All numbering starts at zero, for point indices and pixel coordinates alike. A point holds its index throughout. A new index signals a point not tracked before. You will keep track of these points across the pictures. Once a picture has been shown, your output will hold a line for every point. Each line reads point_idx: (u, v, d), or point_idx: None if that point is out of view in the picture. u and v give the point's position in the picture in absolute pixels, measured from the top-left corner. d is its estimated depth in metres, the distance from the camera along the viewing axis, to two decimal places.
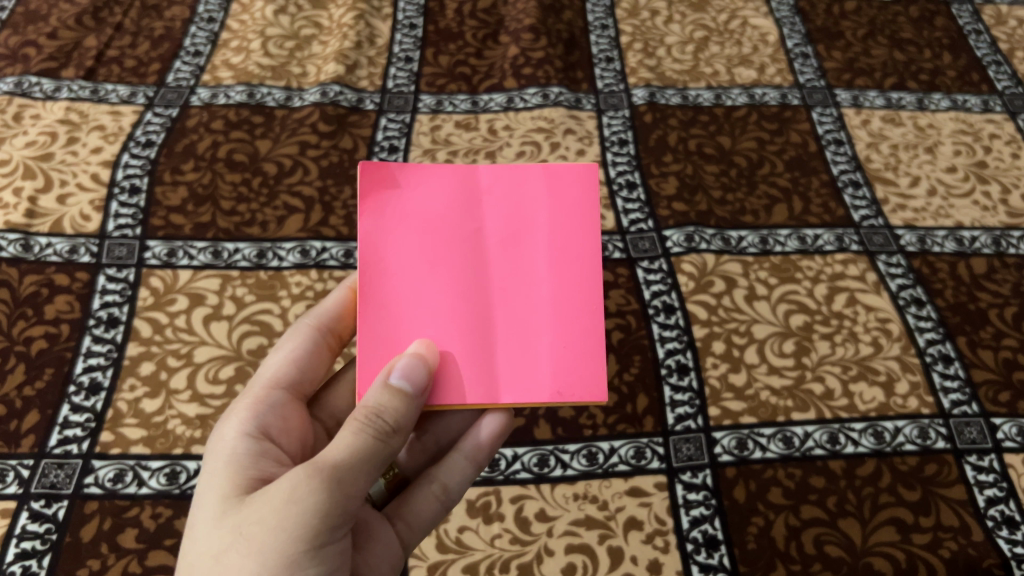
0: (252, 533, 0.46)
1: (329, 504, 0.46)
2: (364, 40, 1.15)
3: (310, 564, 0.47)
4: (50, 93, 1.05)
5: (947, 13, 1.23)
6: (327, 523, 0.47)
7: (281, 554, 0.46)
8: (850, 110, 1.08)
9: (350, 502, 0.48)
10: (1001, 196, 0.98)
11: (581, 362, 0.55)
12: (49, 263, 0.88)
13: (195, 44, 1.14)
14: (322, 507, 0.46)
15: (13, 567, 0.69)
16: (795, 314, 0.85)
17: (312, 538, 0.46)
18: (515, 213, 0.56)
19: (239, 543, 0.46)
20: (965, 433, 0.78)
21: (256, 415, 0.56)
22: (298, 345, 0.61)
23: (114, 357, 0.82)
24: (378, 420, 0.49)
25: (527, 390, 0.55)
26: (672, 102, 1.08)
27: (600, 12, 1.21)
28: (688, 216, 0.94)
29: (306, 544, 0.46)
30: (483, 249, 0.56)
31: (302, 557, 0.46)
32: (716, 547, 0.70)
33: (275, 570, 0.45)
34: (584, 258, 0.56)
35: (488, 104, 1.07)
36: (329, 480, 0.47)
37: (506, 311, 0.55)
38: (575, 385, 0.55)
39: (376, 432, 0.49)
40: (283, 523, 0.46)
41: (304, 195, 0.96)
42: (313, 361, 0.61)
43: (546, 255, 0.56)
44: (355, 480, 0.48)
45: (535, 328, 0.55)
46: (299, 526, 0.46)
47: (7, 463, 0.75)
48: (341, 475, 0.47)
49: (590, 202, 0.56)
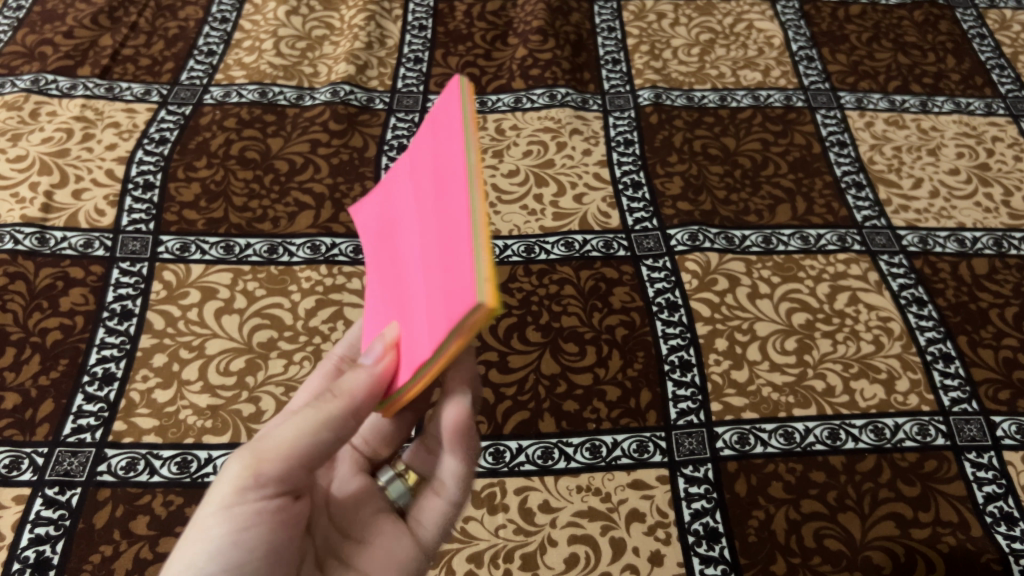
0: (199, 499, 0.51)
1: (241, 471, 0.49)
2: (374, 41, 1.17)
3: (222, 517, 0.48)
4: (66, 90, 1.08)
5: (952, 17, 1.24)
6: (238, 487, 0.49)
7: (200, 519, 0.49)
8: (854, 113, 1.09)
9: (266, 465, 0.49)
10: (1003, 199, 0.99)
11: (455, 270, 0.39)
12: (64, 256, 0.90)
13: (208, 43, 1.16)
14: (236, 473, 0.49)
15: (27, 552, 0.70)
16: (797, 312, 0.86)
17: (227, 505, 0.49)
18: (422, 170, 0.50)
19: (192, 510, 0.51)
20: (965, 431, 0.79)
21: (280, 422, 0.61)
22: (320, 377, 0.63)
23: (128, 348, 0.83)
24: (323, 411, 0.49)
25: (428, 331, 0.42)
26: (678, 103, 1.09)
27: (607, 14, 1.22)
28: (692, 215, 0.95)
29: (220, 510, 0.49)
30: (405, 227, 0.51)
31: (215, 524, 0.49)
32: (717, 540, 0.71)
33: (197, 525, 0.49)
34: (456, 164, 0.44)
35: (496, 104, 1.09)
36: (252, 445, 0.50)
37: (417, 268, 0.47)
38: (454, 297, 0.38)
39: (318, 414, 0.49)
40: (208, 490, 0.50)
41: (314, 193, 0.98)
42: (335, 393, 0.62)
43: (432, 189, 0.47)
44: (279, 451, 0.49)
45: (429, 264, 0.44)
46: (215, 491, 0.49)
47: (22, 450, 0.76)
48: (266, 447, 0.49)
49: (459, 113, 0.46)
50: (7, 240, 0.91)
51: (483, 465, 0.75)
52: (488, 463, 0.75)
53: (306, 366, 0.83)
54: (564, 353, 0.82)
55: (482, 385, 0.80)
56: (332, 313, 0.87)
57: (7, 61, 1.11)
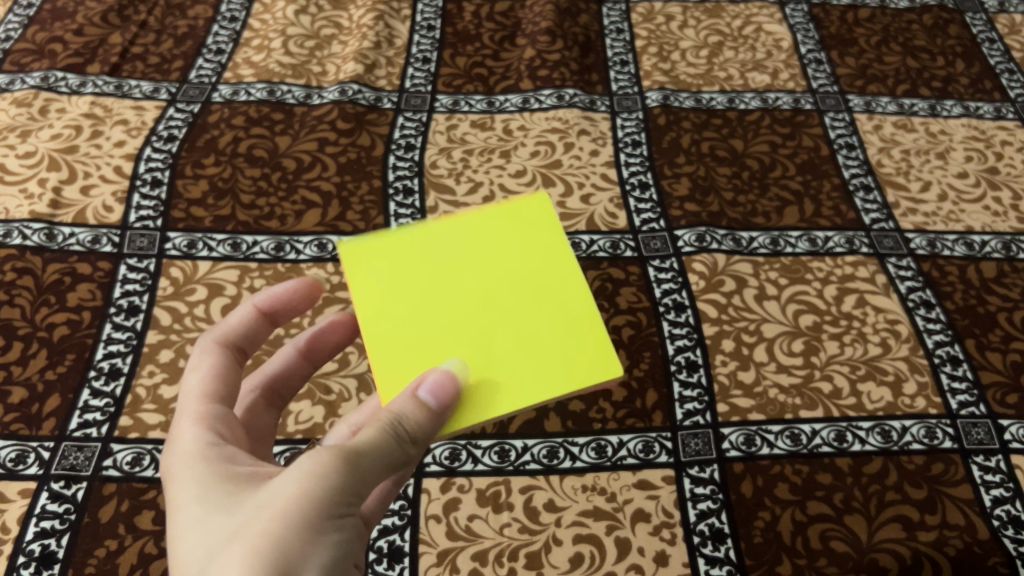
0: (252, 531, 0.45)
1: (338, 481, 0.46)
2: (383, 41, 1.17)
3: (329, 533, 0.46)
4: (75, 88, 1.08)
5: (961, 21, 1.24)
6: (342, 505, 0.47)
7: (278, 546, 0.44)
8: (862, 116, 1.08)
9: (366, 488, 0.48)
10: (1012, 202, 0.99)
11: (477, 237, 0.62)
12: (72, 252, 0.90)
13: (218, 42, 1.16)
14: (334, 486, 0.46)
15: (32, 546, 0.71)
16: (804, 314, 0.86)
17: (320, 524, 0.46)
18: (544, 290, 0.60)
19: (235, 550, 0.44)
20: (972, 434, 0.78)
21: (206, 424, 0.54)
22: (211, 360, 0.59)
23: (134, 344, 0.84)
24: (400, 425, 0.50)
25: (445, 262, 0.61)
26: (686, 105, 1.09)
27: (615, 16, 1.23)
28: (700, 216, 0.95)
29: (327, 528, 0.46)
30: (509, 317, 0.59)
31: (312, 547, 0.45)
32: (722, 540, 0.71)
33: (294, 537, 0.45)
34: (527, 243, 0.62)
35: (504, 105, 1.09)
36: (349, 462, 0.47)
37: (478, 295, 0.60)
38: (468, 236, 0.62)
39: (399, 432, 0.50)
40: (300, 499, 0.46)
41: (322, 191, 0.98)
42: (232, 375, 0.60)
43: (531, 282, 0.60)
44: (367, 460, 0.48)
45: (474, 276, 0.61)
46: (317, 501, 0.46)
47: (29, 444, 0.77)
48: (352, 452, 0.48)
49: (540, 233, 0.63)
50: (15, 235, 0.91)
51: (488, 464, 0.74)
52: (493, 462, 0.75)
53: None
54: None
55: None
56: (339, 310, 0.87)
57: (17, 58, 1.11)
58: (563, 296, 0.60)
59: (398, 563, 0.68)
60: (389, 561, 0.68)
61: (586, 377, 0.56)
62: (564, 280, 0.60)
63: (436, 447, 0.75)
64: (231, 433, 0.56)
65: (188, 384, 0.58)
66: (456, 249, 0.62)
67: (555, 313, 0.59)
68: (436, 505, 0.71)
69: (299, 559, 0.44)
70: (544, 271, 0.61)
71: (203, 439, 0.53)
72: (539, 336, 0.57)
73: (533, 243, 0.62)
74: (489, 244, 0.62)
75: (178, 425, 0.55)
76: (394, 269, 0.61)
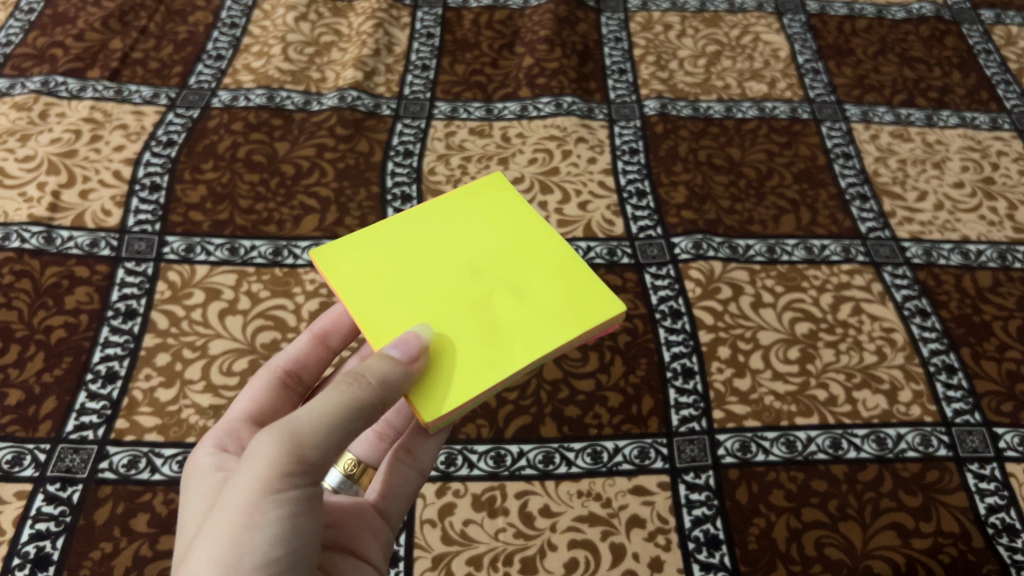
0: (203, 523, 0.47)
1: (269, 457, 0.46)
2: (382, 48, 1.18)
3: (267, 505, 0.46)
4: (75, 92, 1.08)
5: (958, 33, 1.25)
6: (277, 474, 0.46)
7: (216, 531, 0.46)
8: (859, 125, 1.09)
9: (307, 450, 0.47)
10: (1008, 212, 0.99)
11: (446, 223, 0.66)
12: (71, 255, 0.90)
13: (218, 48, 1.17)
14: (264, 464, 0.46)
15: (27, 547, 0.70)
16: (800, 322, 0.86)
17: (254, 502, 0.46)
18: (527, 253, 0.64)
19: (192, 541, 0.47)
20: (967, 442, 0.78)
21: (221, 437, 0.59)
22: (257, 386, 0.65)
23: (131, 347, 0.84)
24: (354, 381, 0.50)
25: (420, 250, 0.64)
26: (683, 113, 1.10)
27: (614, 25, 1.23)
28: (697, 224, 0.96)
29: (265, 499, 0.46)
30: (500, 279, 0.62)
31: (251, 527, 0.46)
32: (717, 546, 0.71)
33: (232, 515, 0.46)
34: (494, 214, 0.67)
35: (502, 112, 1.10)
36: (283, 431, 0.47)
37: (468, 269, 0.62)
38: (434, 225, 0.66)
39: (352, 390, 0.49)
40: (238, 477, 0.47)
41: (320, 196, 0.98)
42: (275, 397, 0.65)
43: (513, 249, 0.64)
44: (302, 429, 0.47)
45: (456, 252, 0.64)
46: (249, 477, 0.46)
47: (25, 446, 0.76)
48: (284, 425, 0.48)
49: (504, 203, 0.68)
50: (14, 238, 0.91)
51: (484, 469, 0.74)
52: (489, 467, 0.74)
53: None
54: (567, 359, 0.82)
55: None
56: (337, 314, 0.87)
57: (18, 62, 1.12)
58: (544, 257, 0.64)
59: (393, 567, 0.68)
60: None
61: (592, 322, 0.59)
62: (543, 246, 0.64)
63: None
64: (243, 443, 0.59)
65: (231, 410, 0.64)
66: (434, 232, 0.65)
67: (541, 273, 0.62)
68: (431, 510, 0.71)
69: (239, 541, 0.45)
70: (520, 238, 0.65)
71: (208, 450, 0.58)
72: (531, 294, 0.61)
73: (504, 216, 0.67)
74: (465, 222, 0.66)
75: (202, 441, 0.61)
76: (381, 260, 0.63)
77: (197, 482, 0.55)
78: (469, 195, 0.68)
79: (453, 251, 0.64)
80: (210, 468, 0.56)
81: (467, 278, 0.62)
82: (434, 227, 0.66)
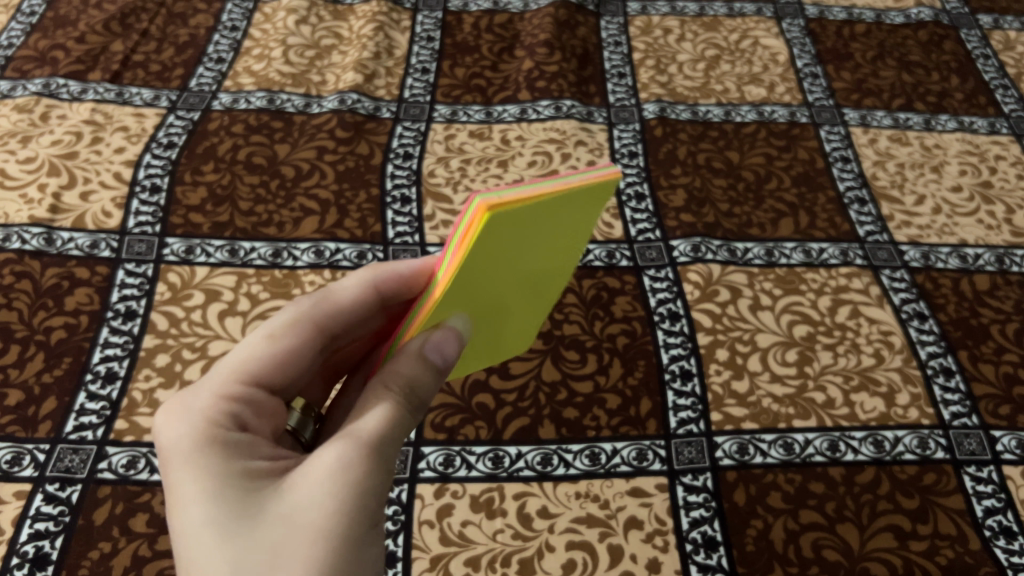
0: (291, 549, 0.45)
1: (371, 475, 0.48)
2: (382, 51, 1.18)
3: (368, 523, 0.48)
4: (76, 94, 1.09)
5: (957, 37, 1.25)
6: (379, 493, 0.49)
7: (322, 564, 0.45)
8: (857, 129, 1.09)
9: (390, 468, 0.50)
10: (1006, 216, 0.99)
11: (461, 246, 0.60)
12: (71, 256, 0.91)
13: (218, 51, 1.17)
14: (367, 483, 0.48)
15: (26, 547, 0.71)
16: (798, 325, 0.86)
17: (362, 520, 0.47)
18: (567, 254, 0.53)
19: (274, 556, 0.45)
20: (964, 445, 0.79)
21: (229, 412, 0.51)
22: (293, 344, 0.55)
23: (131, 348, 0.84)
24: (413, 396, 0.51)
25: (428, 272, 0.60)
26: (682, 117, 1.10)
27: (614, 29, 1.24)
28: (695, 227, 0.96)
29: (372, 515, 0.48)
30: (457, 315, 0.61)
31: (360, 563, 0.46)
32: (715, 548, 0.71)
33: (339, 533, 0.46)
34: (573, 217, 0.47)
35: (502, 115, 1.10)
36: (375, 451, 0.49)
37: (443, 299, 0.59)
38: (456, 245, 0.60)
39: (410, 408, 0.51)
40: (336, 494, 0.47)
41: (320, 199, 0.98)
42: (303, 360, 0.56)
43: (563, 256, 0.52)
44: (386, 457, 0.49)
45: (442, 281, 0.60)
46: (355, 495, 0.47)
47: (24, 446, 0.77)
48: (377, 453, 0.49)
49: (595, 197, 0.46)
50: (14, 239, 0.91)
51: (482, 470, 0.74)
52: (487, 468, 0.75)
53: None
54: (566, 360, 0.82)
55: (482, 391, 0.80)
56: None
57: (19, 65, 1.12)
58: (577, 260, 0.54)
59: (391, 568, 0.68)
60: (382, 566, 0.68)
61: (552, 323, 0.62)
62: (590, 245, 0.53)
63: (430, 453, 0.75)
64: (255, 424, 0.52)
65: (248, 354, 0.54)
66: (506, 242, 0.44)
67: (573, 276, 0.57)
68: (430, 511, 0.72)
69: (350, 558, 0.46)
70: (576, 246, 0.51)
71: (215, 426, 0.50)
72: (547, 296, 0.57)
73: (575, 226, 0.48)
74: (557, 231, 0.47)
75: (189, 400, 0.51)
76: None
77: (219, 476, 0.48)
78: (572, 203, 0.44)
79: (516, 263, 0.48)
80: (226, 455, 0.49)
81: (510, 288, 0.51)
82: (516, 236, 0.44)
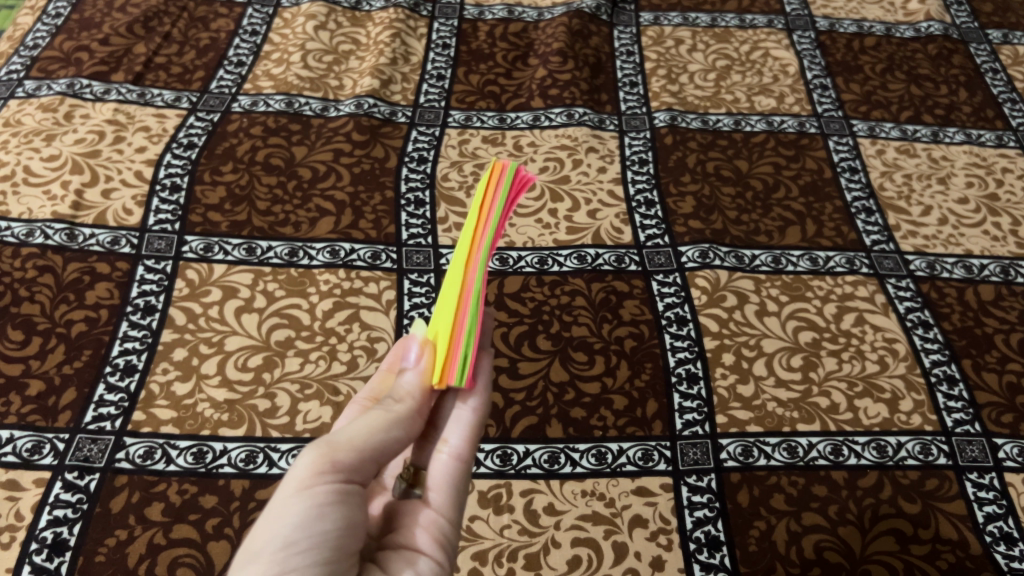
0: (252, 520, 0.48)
1: (307, 451, 0.48)
2: (399, 57, 1.21)
3: (298, 497, 0.46)
4: (99, 95, 1.12)
5: (965, 51, 1.26)
6: (311, 469, 0.47)
7: (255, 526, 0.46)
8: (865, 140, 1.11)
9: (343, 452, 0.48)
10: (1011, 228, 1.01)
11: None
12: (92, 252, 0.93)
13: (238, 55, 1.20)
14: (299, 459, 0.47)
15: (45, 533, 0.72)
16: (804, 331, 0.88)
17: (288, 492, 0.46)
18: None
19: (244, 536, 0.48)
20: (967, 451, 0.80)
21: None
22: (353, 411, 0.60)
23: (149, 342, 0.86)
24: (388, 401, 0.51)
25: None
26: (692, 126, 1.12)
27: (626, 39, 1.26)
28: (703, 233, 0.97)
29: (297, 490, 0.46)
30: None
31: (277, 521, 0.45)
32: (718, 548, 0.72)
33: (271, 503, 0.47)
34: None
35: (515, 122, 1.12)
36: (326, 436, 0.49)
37: None
38: None
39: (385, 406, 0.51)
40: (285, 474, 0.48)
41: (335, 200, 1.01)
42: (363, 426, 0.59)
43: None
44: (336, 439, 0.48)
45: None
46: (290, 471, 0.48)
47: (44, 435, 0.79)
48: (331, 434, 0.49)
49: None
50: (38, 235, 0.94)
51: (490, 467, 0.76)
52: (496, 465, 0.76)
53: (322, 365, 0.85)
54: (574, 362, 0.84)
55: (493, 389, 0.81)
56: (348, 315, 0.90)
57: (44, 65, 1.15)
58: None
59: None
60: None
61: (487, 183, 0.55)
62: None
63: None
64: None
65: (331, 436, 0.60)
66: None
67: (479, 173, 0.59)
68: None
69: (271, 525, 0.46)
70: None
71: None
72: None
73: None
74: None
75: None
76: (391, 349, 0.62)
77: None
78: None
79: None
80: None
81: None
82: None
